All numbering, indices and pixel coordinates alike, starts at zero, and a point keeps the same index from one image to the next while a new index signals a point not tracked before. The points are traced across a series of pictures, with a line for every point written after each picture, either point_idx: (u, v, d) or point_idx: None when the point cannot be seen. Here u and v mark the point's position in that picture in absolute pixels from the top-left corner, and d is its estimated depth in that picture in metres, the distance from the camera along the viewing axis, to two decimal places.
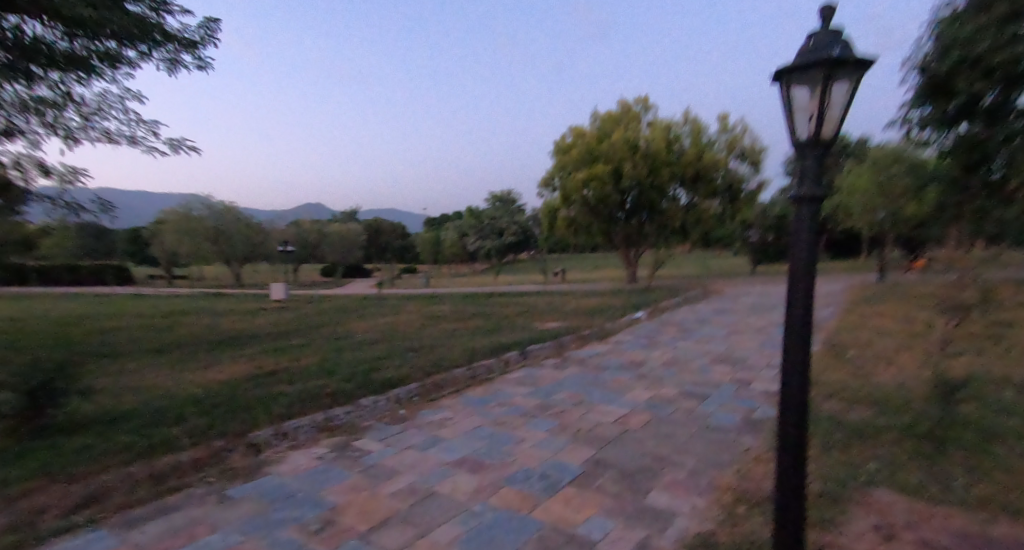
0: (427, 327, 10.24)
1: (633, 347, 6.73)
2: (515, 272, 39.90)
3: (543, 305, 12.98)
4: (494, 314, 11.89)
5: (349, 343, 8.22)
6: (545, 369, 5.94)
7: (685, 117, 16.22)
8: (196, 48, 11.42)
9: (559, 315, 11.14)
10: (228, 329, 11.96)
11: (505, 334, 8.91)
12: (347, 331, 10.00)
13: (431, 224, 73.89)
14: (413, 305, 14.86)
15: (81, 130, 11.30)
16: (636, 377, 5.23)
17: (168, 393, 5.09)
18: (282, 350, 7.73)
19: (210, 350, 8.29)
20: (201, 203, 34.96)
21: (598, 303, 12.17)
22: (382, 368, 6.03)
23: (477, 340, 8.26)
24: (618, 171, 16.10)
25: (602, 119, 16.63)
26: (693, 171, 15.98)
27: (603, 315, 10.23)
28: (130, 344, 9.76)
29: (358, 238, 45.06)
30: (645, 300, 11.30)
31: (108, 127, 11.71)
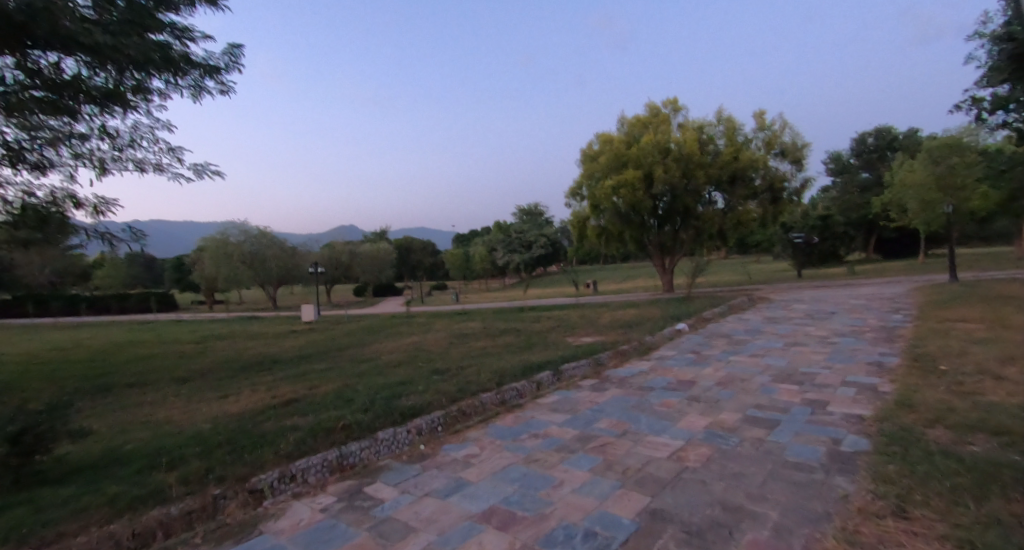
0: (455, 345, 9.80)
1: (680, 363, 6.08)
2: (545, 285, 39.32)
3: (577, 319, 12.39)
4: (525, 329, 11.36)
5: (373, 366, 7.84)
6: (583, 392, 5.35)
7: (718, 115, 15.50)
8: (219, 73, 11.48)
9: (594, 329, 10.54)
10: (257, 352, 11.83)
11: (538, 352, 8.35)
12: (373, 352, 9.67)
13: (460, 241, 74.32)
14: (443, 323, 14.51)
15: (113, 161, 11.50)
16: (688, 400, 4.59)
17: (176, 429, 4.74)
18: (304, 376, 7.40)
19: (234, 377, 8.04)
20: (237, 229, 35.96)
21: (636, 315, 11.49)
22: (405, 394, 5.55)
23: (507, 359, 7.74)
24: (648, 176, 15.47)
25: (629, 124, 16.12)
26: (729, 172, 15.19)
27: (641, 327, 9.57)
28: (157, 373, 9.64)
29: (388, 257, 45.43)
30: (686, 310, 10.59)
31: (139, 157, 11.85)
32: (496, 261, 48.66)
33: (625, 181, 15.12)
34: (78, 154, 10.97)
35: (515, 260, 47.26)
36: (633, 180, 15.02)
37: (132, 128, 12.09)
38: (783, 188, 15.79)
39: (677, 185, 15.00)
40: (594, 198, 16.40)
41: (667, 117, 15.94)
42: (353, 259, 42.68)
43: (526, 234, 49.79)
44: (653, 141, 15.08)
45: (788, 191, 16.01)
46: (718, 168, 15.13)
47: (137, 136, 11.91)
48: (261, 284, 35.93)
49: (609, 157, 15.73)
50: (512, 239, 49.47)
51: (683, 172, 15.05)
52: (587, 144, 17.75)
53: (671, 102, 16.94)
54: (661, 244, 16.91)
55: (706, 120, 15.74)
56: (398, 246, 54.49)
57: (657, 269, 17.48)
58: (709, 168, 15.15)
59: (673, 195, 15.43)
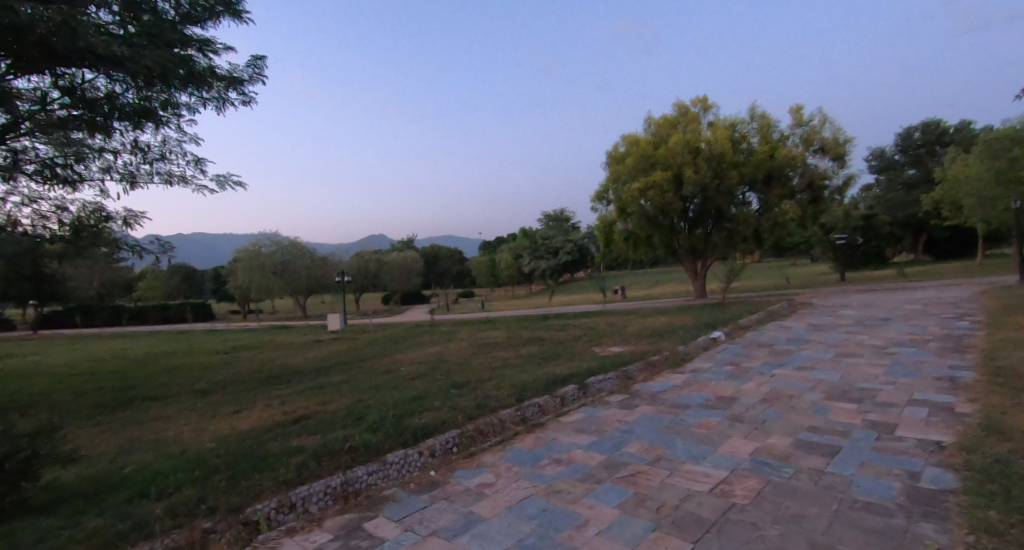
0: (478, 355, 9.47)
1: (718, 377, 5.56)
2: (573, 291, 38.75)
3: (605, 327, 11.89)
4: (550, 338, 10.93)
5: (391, 378, 7.56)
6: (610, 410, 4.91)
7: (752, 112, 14.84)
8: (242, 85, 11.53)
9: (624, 338, 10.03)
10: (280, 363, 11.76)
11: (565, 363, 7.93)
12: (393, 363, 9.41)
13: (487, 248, 74.32)
14: (467, 331, 14.21)
15: (142, 175, 11.68)
16: (729, 420, 4.10)
17: (180, 450, 4.53)
18: (320, 389, 7.16)
19: (252, 390, 7.89)
20: (269, 240, 36.73)
21: (667, 323, 10.93)
22: (420, 412, 5.22)
23: (531, 371, 7.33)
24: (678, 177, 14.91)
25: (657, 124, 15.65)
26: (764, 171, 14.48)
27: (674, 336, 9.03)
28: (180, 385, 9.61)
29: (415, 265, 45.64)
30: (721, 318, 9.98)
31: (167, 169, 12.03)
32: (523, 268, 48.32)
33: (654, 183, 14.59)
34: (109, 167, 11.18)
35: (541, 267, 46.87)
36: (662, 182, 14.49)
37: (161, 141, 12.28)
38: (823, 187, 14.97)
39: (709, 186, 14.38)
40: (621, 202, 15.92)
41: (696, 116, 15.40)
42: (381, 268, 42.95)
43: (552, 240, 49.38)
44: (683, 141, 14.53)
45: (828, 189, 15.19)
46: (752, 167, 14.44)
47: (167, 149, 12.09)
48: (291, 293, 36.52)
49: (636, 159, 15.23)
50: (538, 245, 49.10)
51: (714, 173, 14.43)
52: (614, 146, 17.31)
53: (701, 101, 16.36)
54: (692, 248, 16.26)
55: (739, 118, 15.10)
56: (425, 254, 54.80)
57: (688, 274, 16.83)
58: (743, 167, 14.48)
59: (705, 197, 14.81)
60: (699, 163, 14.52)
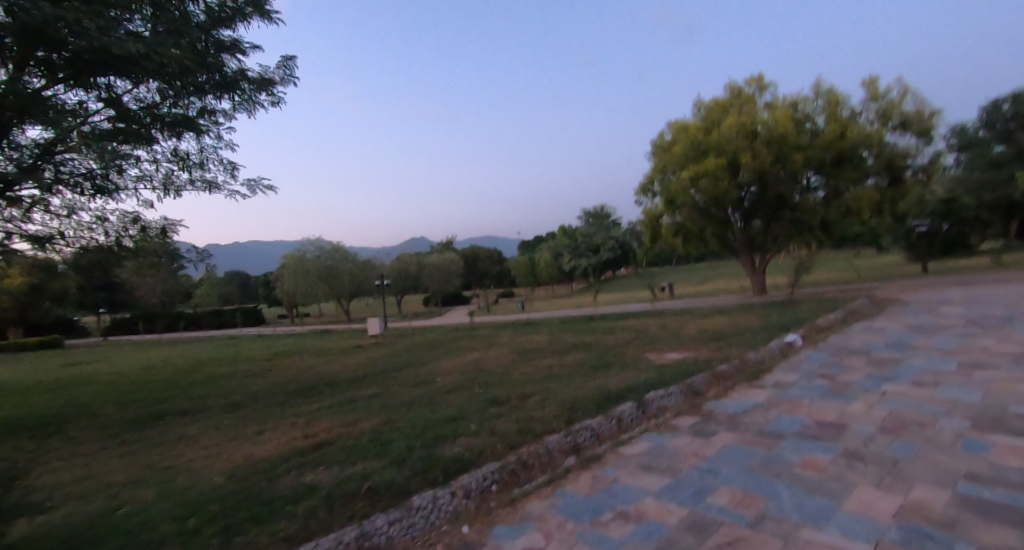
0: (519, 364, 8.75)
1: (810, 394, 4.59)
2: (617, 290, 37.45)
3: (658, 329, 10.91)
4: (597, 344, 10.05)
5: (425, 393, 6.91)
6: (680, 438, 4.06)
7: (816, 89, 13.51)
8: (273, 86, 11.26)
9: (681, 342, 9.05)
10: (317, 372, 11.42)
11: (617, 373, 7.06)
12: (429, 373, 8.80)
13: (527, 247, 73.75)
14: (507, 335, 13.52)
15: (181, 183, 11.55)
16: (846, 459, 3.16)
17: (183, 486, 3.99)
18: (350, 405, 6.57)
19: (281, 404, 7.44)
20: (313, 246, 37.34)
21: (729, 324, 9.86)
22: (453, 437, 4.51)
23: (579, 384, 6.52)
24: (733, 163, 13.75)
25: (707, 108, 14.64)
26: (833, 152, 13.08)
27: (741, 341, 7.99)
28: (215, 397, 9.34)
29: (455, 267, 45.48)
30: (793, 319, 8.85)
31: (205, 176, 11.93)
32: (563, 267, 47.36)
33: (705, 171, 13.54)
34: (149, 176, 11.16)
35: (582, 265, 45.88)
36: (715, 169, 13.36)
37: (200, 148, 12.20)
38: (904, 167, 13.58)
39: (770, 172, 13.14)
40: (669, 193, 14.98)
41: (752, 97, 14.22)
42: (421, 270, 42.98)
43: (593, 237, 48.24)
44: (739, 123, 13.35)
45: (910, 168, 13.74)
46: (819, 148, 13.07)
47: (204, 156, 11.99)
48: (335, 297, 36.97)
49: (686, 146, 14.22)
50: (579, 243, 48.05)
51: (775, 157, 13.17)
52: (659, 134, 16.37)
53: (756, 80, 15.05)
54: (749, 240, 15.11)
55: (801, 95, 13.80)
56: (465, 255, 54.71)
57: (745, 268, 15.70)
58: (807, 149, 13.13)
59: (764, 184, 13.57)
60: (757, 147, 13.28)
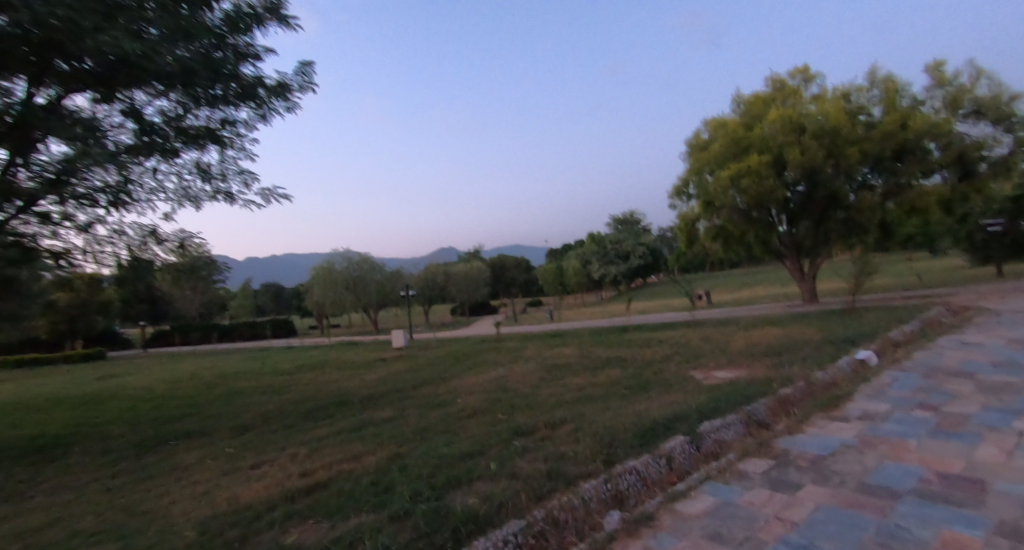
0: (548, 382, 7.97)
1: (914, 432, 3.70)
2: (649, 297, 36.16)
3: (700, 342, 9.97)
4: (634, 359, 9.17)
5: (445, 418, 6.20)
6: (754, 492, 3.20)
7: (872, 77, 12.52)
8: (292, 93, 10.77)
9: (730, 359, 8.10)
10: (336, 388, 10.90)
11: (660, 395, 6.21)
12: (451, 392, 8.10)
13: (554, 255, 72.89)
14: (536, 348, 12.77)
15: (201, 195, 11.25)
16: (1008, 541, 2.27)
17: (146, 542, 3.34)
18: (359, 432, 5.91)
19: (289, 428, 6.83)
20: (341, 256, 37.37)
21: (783, 339, 8.85)
22: (471, 481, 3.77)
23: (618, 409, 5.70)
24: (778, 160, 12.82)
25: (746, 103, 13.83)
26: (894, 145, 11.93)
27: (802, 359, 7.01)
28: (226, 416, 8.85)
29: (483, 276, 44.97)
30: (860, 333, 7.81)
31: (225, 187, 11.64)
32: (592, 274, 46.27)
33: (747, 169, 12.65)
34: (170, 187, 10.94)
35: (611, 272, 44.76)
36: (759, 167, 12.47)
37: (221, 159, 11.97)
38: (978, 159, 12.42)
39: (820, 169, 12.12)
40: (708, 195, 14.17)
41: (797, 90, 13.35)
42: (449, 279, 42.53)
43: (623, 244, 47.08)
44: (786, 117, 12.41)
45: (984, 160, 12.49)
46: (875, 141, 11.96)
47: (224, 166, 11.70)
48: (364, 308, 36.90)
49: (726, 143, 13.42)
50: (608, 250, 46.96)
51: (827, 151, 12.11)
52: (695, 133, 15.65)
53: (801, 71, 14.03)
54: (796, 244, 14.14)
55: (853, 85, 12.83)
56: (492, 264, 54.22)
57: (792, 273, 14.71)
58: (863, 142, 12.05)
59: (813, 183, 12.59)
60: (806, 141, 12.23)
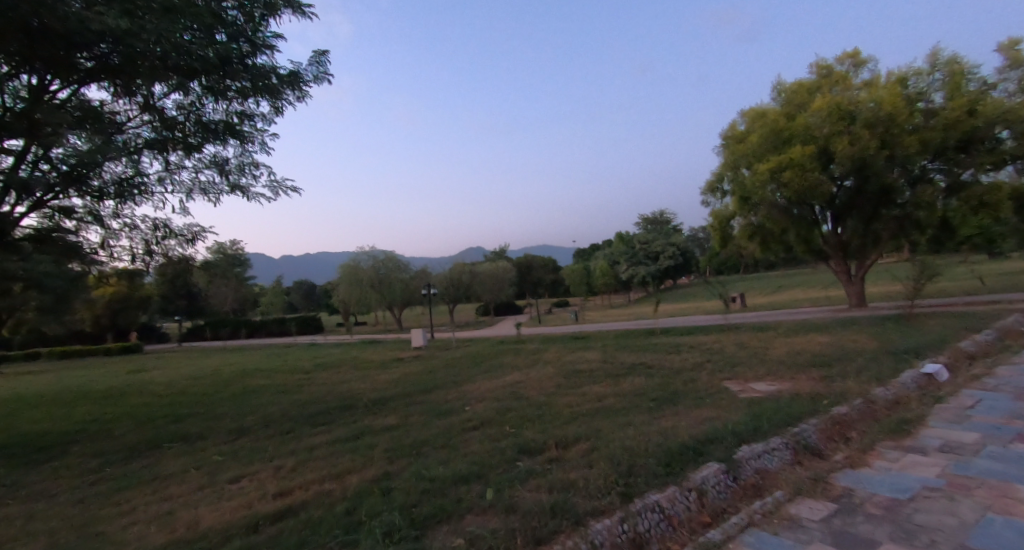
0: (566, 390, 7.32)
1: (1019, 474, 2.96)
2: (680, 300, 34.88)
3: (735, 350, 9.12)
4: (661, 366, 8.39)
5: (448, 430, 5.61)
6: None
7: (934, 60, 11.76)
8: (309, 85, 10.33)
9: (768, 370, 7.27)
10: (347, 389, 10.50)
11: (689, 411, 5.48)
12: (460, 398, 7.51)
13: (582, 256, 71.82)
14: (557, 351, 12.09)
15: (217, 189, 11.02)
16: None
17: None
18: (353, 443, 5.36)
19: (284, 434, 6.33)
20: (366, 254, 37.43)
21: (829, 350, 7.96)
22: (461, 514, 3.16)
23: (641, 426, 5.00)
24: (823, 152, 12.17)
25: (788, 91, 13.16)
26: (960, 133, 10.99)
27: (854, 375, 6.15)
28: (231, 415, 8.50)
29: (508, 276, 44.43)
30: (921, 347, 6.90)
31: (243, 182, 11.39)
32: (620, 275, 45.14)
33: (789, 162, 12.02)
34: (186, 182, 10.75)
35: (640, 273, 43.65)
36: (802, 159, 11.81)
37: (241, 154, 11.74)
38: None
39: (872, 161, 11.37)
40: (744, 190, 13.60)
41: (845, 76, 12.62)
42: (474, 278, 42.14)
43: (652, 244, 45.91)
44: (833, 105, 11.70)
45: None
46: (937, 130, 11.07)
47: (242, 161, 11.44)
48: (388, 307, 36.88)
49: (764, 135, 12.80)
50: (636, 250, 45.85)
51: (880, 141, 11.30)
52: (730, 125, 14.88)
53: (850, 55, 13.18)
54: (842, 244, 13.53)
55: (912, 69, 12.00)
56: (518, 264, 53.65)
57: (838, 275, 14.17)
58: (923, 130, 11.19)
59: (863, 176, 11.96)
60: (856, 131, 11.45)
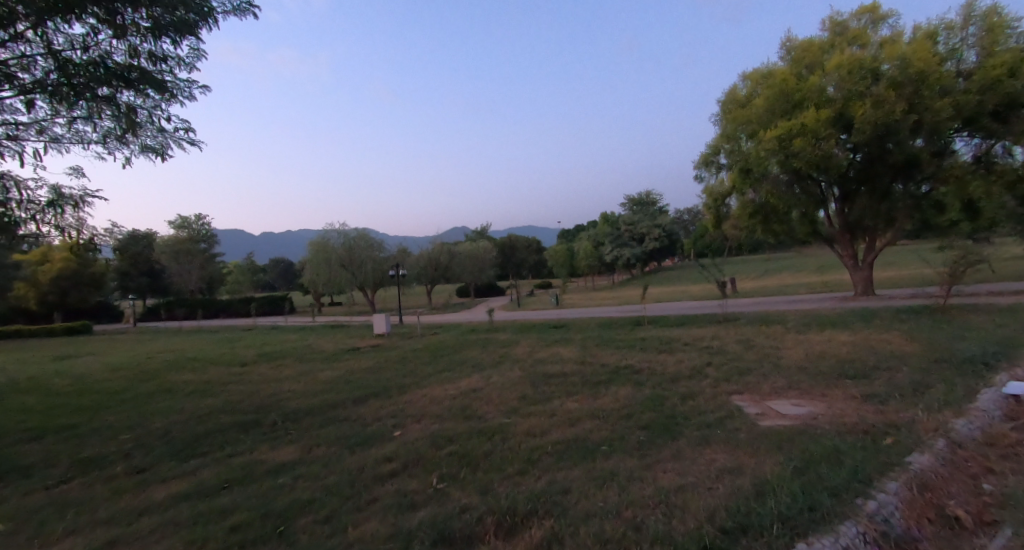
0: (532, 407, 5.68)
1: None
2: (665, 284, 33.51)
3: (739, 350, 7.54)
4: (650, 372, 6.75)
5: (351, 480, 3.86)
6: None
7: (968, 12, 10.47)
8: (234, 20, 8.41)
9: (786, 383, 5.71)
10: (273, 390, 8.71)
11: (695, 454, 3.85)
12: (391, 417, 5.74)
13: (566, 237, 70.35)
14: (529, 345, 10.39)
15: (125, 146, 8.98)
16: None
17: None
18: (203, 505, 3.53)
19: (137, 473, 4.52)
20: (336, 231, 35.19)
21: (858, 355, 6.42)
22: None
23: (629, 487, 3.33)
24: (841, 118, 10.74)
25: (797, 49, 11.61)
26: (1000, 95, 9.79)
27: (909, 399, 4.57)
28: (105, 427, 6.64)
29: (488, 256, 42.63)
30: (985, 357, 5.37)
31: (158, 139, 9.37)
32: (603, 257, 43.62)
33: (803, 128, 10.55)
34: (79, 136, 8.61)
35: (624, 255, 42.19)
36: (816, 125, 10.39)
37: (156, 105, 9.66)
38: None
39: (896, 127, 10.05)
40: (747, 161, 12.13)
41: (862, 32, 11.16)
42: (452, 259, 40.14)
43: (636, 226, 44.49)
44: (852, 62, 10.35)
45: None
46: (973, 92, 10.00)
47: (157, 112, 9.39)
48: (360, 288, 34.81)
49: (771, 97, 11.31)
50: (621, 232, 44.37)
51: (909, 104, 9.93)
52: (730, 89, 13.31)
53: (868, 8, 11.47)
54: (849, 226, 12.37)
55: (942, 23, 10.65)
56: (500, 245, 51.96)
57: (844, 260, 12.94)
58: (957, 93, 9.97)
59: (883, 147, 10.64)
60: (882, 92, 10.00)
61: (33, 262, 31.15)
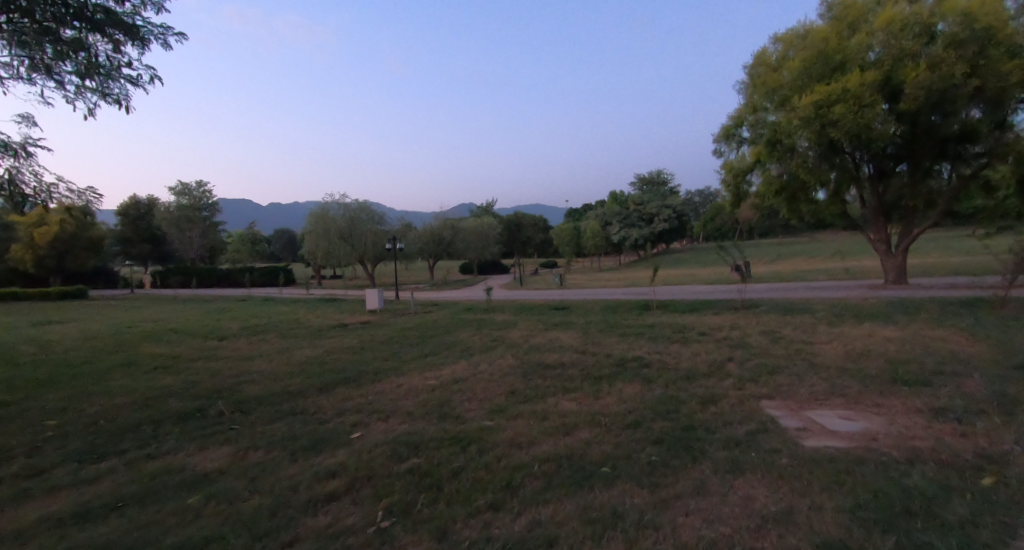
0: (521, 406, 4.76)
1: None
2: (674, 267, 32.41)
3: (766, 343, 6.56)
4: (662, 367, 5.79)
5: (274, 505, 2.97)
6: None
7: None
8: None
9: (829, 388, 4.74)
10: (239, 370, 7.84)
11: (729, 489, 2.92)
12: (354, 413, 4.84)
13: (573, 216, 69.07)
14: (527, 328, 9.45)
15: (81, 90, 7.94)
16: None
17: None
18: (67, 538, 2.64)
19: (26, 477, 3.65)
20: (336, 202, 34.08)
21: (911, 355, 5.42)
22: None
23: (641, 539, 2.40)
24: (888, 84, 9.54)
25: (840, 6, 10.33)
26: None
27: (998, 422, 3.58)
28: (34, 409, 5.80)
29: (492, 233, 41.53)
30: None
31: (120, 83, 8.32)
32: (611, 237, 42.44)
33: (844, 93, 9.38)
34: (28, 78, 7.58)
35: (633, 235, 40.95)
36: (860, 89, 9.22)
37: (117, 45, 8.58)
38: None
39: (953, 94, 8.86)
40: (776, 131, 10.95)
41: None
42: (455, 234, 39.06)
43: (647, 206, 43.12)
44: (905, 18, 9.12)
45: None
46: None
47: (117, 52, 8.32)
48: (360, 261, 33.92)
49: (808, 59, 10.08)
50: (631, 213, 43.10)
51: (969, 68, 8.73)
52: (759, 53, 12.06)
53: None
54: (883, 208, 11.25)
55: None
56: (506, 223, 50.91)
57: (875, 247, 11.84)
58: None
59: (932, 118, 9.46)
60: (938, 53, 8.80)
61: (26, 224, 30.41)
